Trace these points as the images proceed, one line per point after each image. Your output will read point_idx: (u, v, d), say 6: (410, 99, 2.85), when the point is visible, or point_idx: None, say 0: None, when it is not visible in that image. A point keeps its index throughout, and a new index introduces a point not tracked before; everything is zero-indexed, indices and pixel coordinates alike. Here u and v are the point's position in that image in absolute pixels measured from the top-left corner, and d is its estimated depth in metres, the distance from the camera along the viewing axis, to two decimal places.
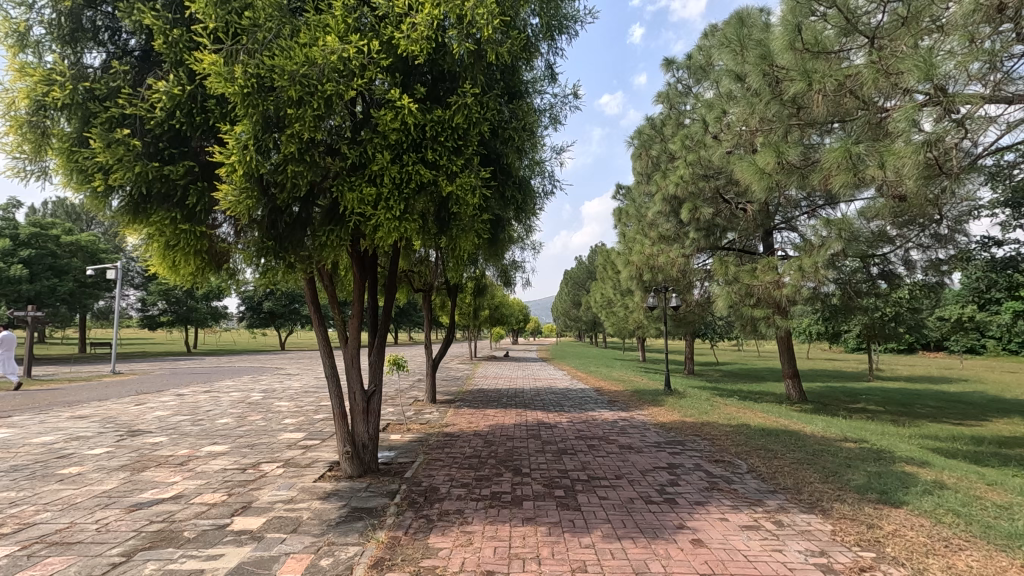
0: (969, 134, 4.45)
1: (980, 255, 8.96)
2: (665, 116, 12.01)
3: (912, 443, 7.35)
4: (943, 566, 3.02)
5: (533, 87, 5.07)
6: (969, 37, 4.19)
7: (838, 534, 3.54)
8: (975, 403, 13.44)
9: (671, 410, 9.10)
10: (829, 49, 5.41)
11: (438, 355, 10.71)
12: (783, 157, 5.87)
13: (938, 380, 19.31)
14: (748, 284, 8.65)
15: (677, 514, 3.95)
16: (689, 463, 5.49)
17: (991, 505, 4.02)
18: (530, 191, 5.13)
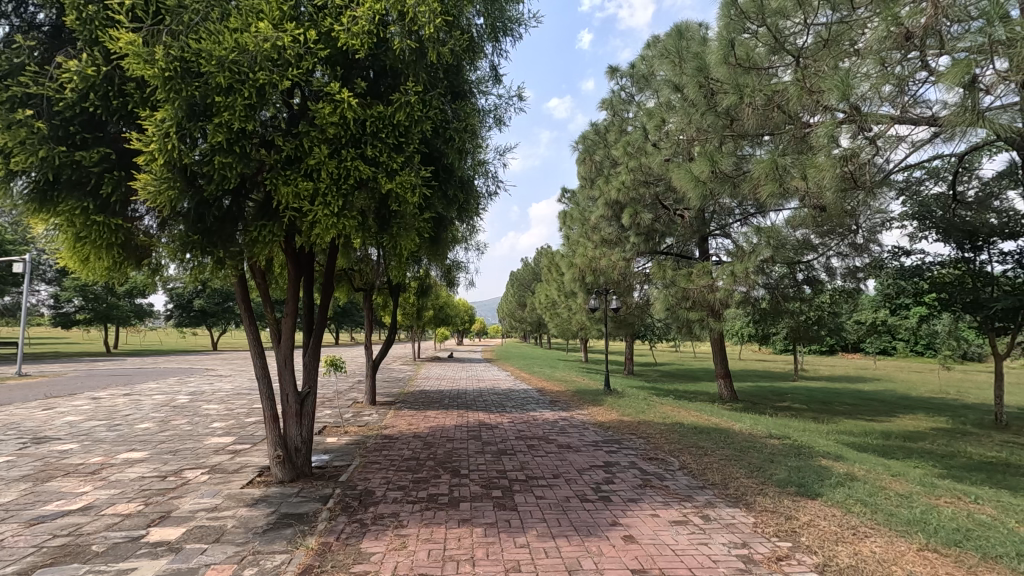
0: (881, 150, 4.80)
1: (891, 264, 9.73)
2: (609, 123, 12.32)
3: (830, 439, 7.86)
4: (850, 552, 3.24)
5: (478, 88, 5.07)
6: (881, 61, 4.53)
7: (760, 526, 3.73)
8: (885, 400, 14.56)
9: (610, 410, 9.30)
10: (760, 65, 5.71)
11: (379, 356, 10.49)
12: (716, 166, 6.15)
13: (855, 379, 20.75)
14: (684, 288, 8.98)
15: (611, 512, 4.04)
16: (624, 461, 5.64)
17: (894, 494, 4.35)
18: (473, 192, 5.12)
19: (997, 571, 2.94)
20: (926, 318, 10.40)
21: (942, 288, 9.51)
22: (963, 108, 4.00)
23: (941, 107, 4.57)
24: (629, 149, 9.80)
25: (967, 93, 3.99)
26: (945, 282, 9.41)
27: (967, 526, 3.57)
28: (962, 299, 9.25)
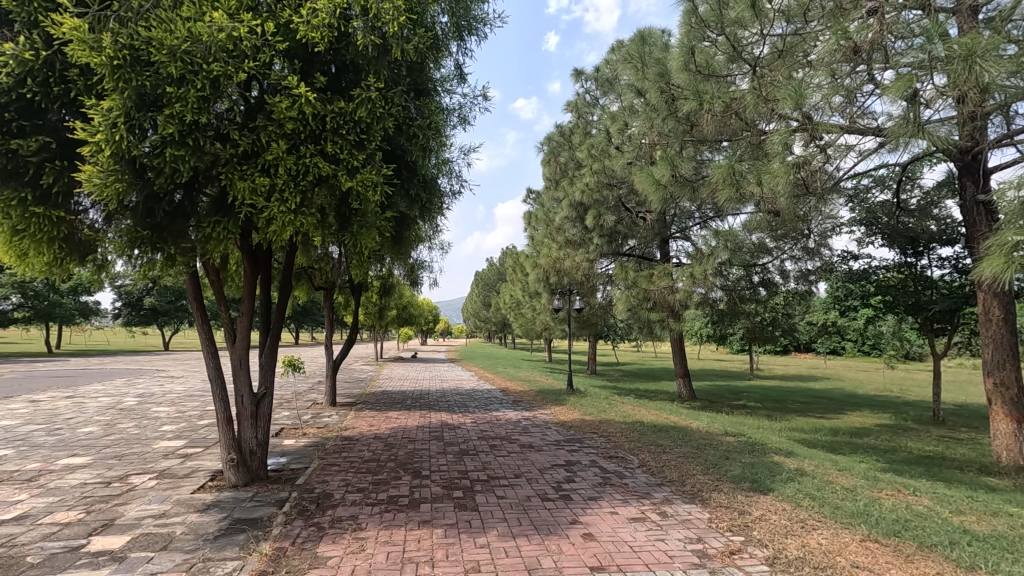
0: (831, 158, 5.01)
1: (841, 267, 10.16)
2: (574, 125, 12.45)
3: (782, 436, 8.13)
4: (798, 544, 3.36)
5: (442, 86, 5.03)
6: (831, 73, 4.73)
7: (714, 522, 3.83)
8: (834, 398, 15.18)
9: (572, 409, 9.38)
10: (719, 73, 5.86)
11: (339, 356, 10.27)
12: (676, 170, 6.26)
13: (807, 378, 21.56)
14: (646, 289, 9.15)
15: (571, 510, 4.08)
16: (585, 460, 5.71)
17: (840, 488, 4.54)
18: (436, 191, 5.08)
19: (932, 559, 3.11)
20: (872, 319, 10.89)
21: (886, 291, 9.98)
22: (905, 120, 4.22)
23: (885, 119, 4.86)
24: (593, 151, 9.92)
25: (910, 106, 4.20)
26: (890, 285, 9.88)
27: (905, 517, 3.77)
28: (904, 302, 9.74)
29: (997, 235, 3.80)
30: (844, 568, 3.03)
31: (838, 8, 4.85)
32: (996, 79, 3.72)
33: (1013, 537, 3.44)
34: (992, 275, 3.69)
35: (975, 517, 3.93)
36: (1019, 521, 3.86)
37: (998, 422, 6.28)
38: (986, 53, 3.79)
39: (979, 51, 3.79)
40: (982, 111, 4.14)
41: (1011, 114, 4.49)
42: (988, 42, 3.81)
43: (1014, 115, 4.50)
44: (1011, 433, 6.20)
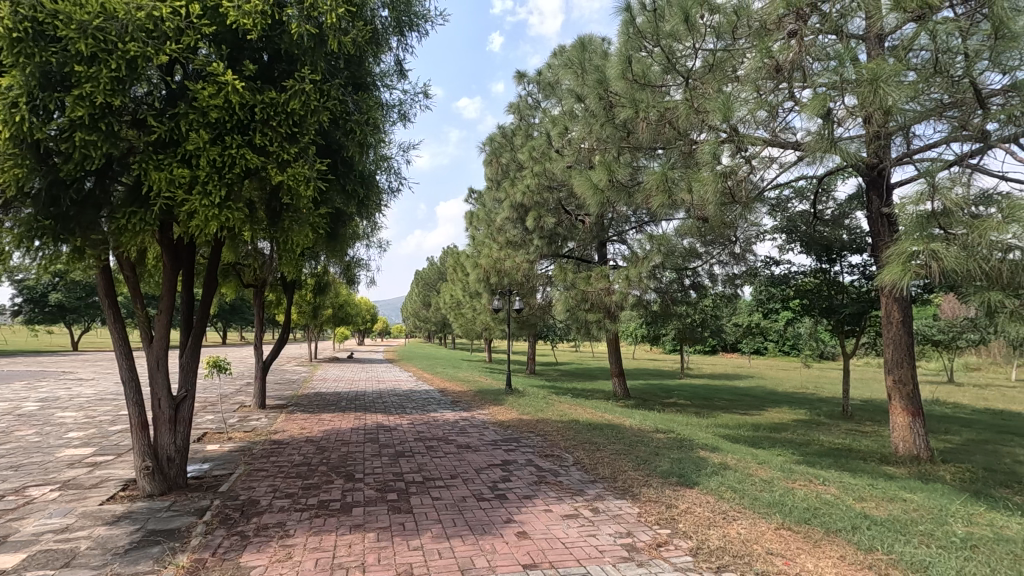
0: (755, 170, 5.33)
1: (764, 272, 10.80)
2: (516, 127, 12.53)
3: (708, 432, 8.55)
4: (719, 535, 3.55)
5: (382, 81, 4.93)
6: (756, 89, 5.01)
7: (643, 516, 3.97)
8: (757, 396, 16.09)
9: (510, 409, 9.45)
10: (654, 83, 6.06)
11: (270, 357, 9.83)
12: (613, 175, 6.42)
13: (733, 377, 22.71)
14: (584, 290, 9.37)
15: (506, 509, 4.11)
16: (521, 459, 5.76)
17: (759, 480, 4.83)
18: (374, 187, 4.98)
19: (837, 543, 3.36)
20: (791, 321, 11.65)
21: (804, 294, 10.70)
22: (821, 136, 4.54)
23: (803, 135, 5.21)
24: (534, 153, 10.02)
25: (824, 124, 4.52)
26: (807, 289, 10.61)
27: (815, 505, 4.05)
28: (819, 305, 10.52)
29: (897, 245, 4.16)
30: (760, 555, 3.22)
31: (763, 27, 5.16)
32: (898, 102, 4.07)
33: (905, 520, 3.79)
34: (891, 280, 4.05)
35: (874, 503, 4.29)
36: (911, 505, 4.25)
37: (896, 415, 6.88)
38: (889, 78, 4.14)
39: (883, 76, 4.14)
40: (886, 131, 4.52)
41: (910, 136, 4.93)
42: (891, 69, 4.17)
43: (913, 136, 4.95)
44: (907, 425, 6.81)
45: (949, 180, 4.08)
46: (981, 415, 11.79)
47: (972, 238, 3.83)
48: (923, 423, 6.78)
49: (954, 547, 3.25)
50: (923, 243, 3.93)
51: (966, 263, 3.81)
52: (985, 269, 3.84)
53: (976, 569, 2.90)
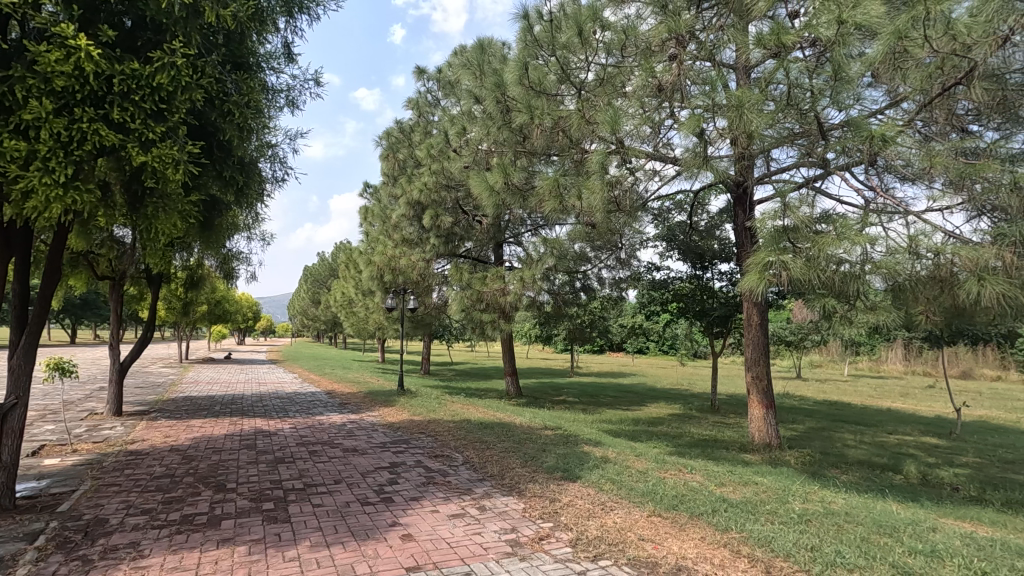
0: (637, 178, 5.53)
1: (647, 276, 11.57)
2: (414, 123, 12.34)
3: (593, 427, 8.98)
4: (597, 525, 3.74)
5: (266, 63, 4.61)
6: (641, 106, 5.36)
7: (527, 511, 4.08)
8: (639, 392, 17.20)
9: (401, 410, 9.28)
10: (549, 91, 6.26)
11: (128, 358, 8.78)
12: (508, 178, 6.52)
13: (618, 375, 24.05)
14: (479, 290, 9.38)
15: (391, 513, 4.02)
16: (410, 461, 5.67)
17: (635, 471, 5.17)
18: (256, 175, 4.64)
19: (699, 526, 3.69)
20: (669, 322, 12.62)
21: (681, 298, 11.61)
22: (695, 153, 4.94)
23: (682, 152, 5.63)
24: (432, 151, 9.92)
25: (698, 142, 4.94)
26: (683, 293, 11.54)
27: (682, 492, 4.41)
28: (693, 308, 11.51)
29: (756, 255, 4.65)
30: (632, 542, 3.44)
31: (648, 48, 5.55)
32: (760, 128, 4.56)
33: (756, 501, 4.25)
34: (749, 286, 4.53)
35: (732, 487, 4.77)
36: (761, 488, 4.78)
37: (753, 408, 7.69)
38: (751, 106, 4.62)
39: (746, 104, 4.62)
40: (749, 154, 5.03)
41: (769, 159, 5.53)
42: (753, 97, 4.66)
43: (770, 160, 5.57)
44: (761, 416, 7.64)
45: (798, 200, 4.65)
46: (821, 406, 13.54)
47: (815, 252, 4.39)
48: (774, 414, 7.64)
49: (792, 522, 3.70)
50: (777, 255, 4.44)
51: (809, 273, 4.36)
52: (822, 279, 4.42)
53: (809, 541, 3.33)
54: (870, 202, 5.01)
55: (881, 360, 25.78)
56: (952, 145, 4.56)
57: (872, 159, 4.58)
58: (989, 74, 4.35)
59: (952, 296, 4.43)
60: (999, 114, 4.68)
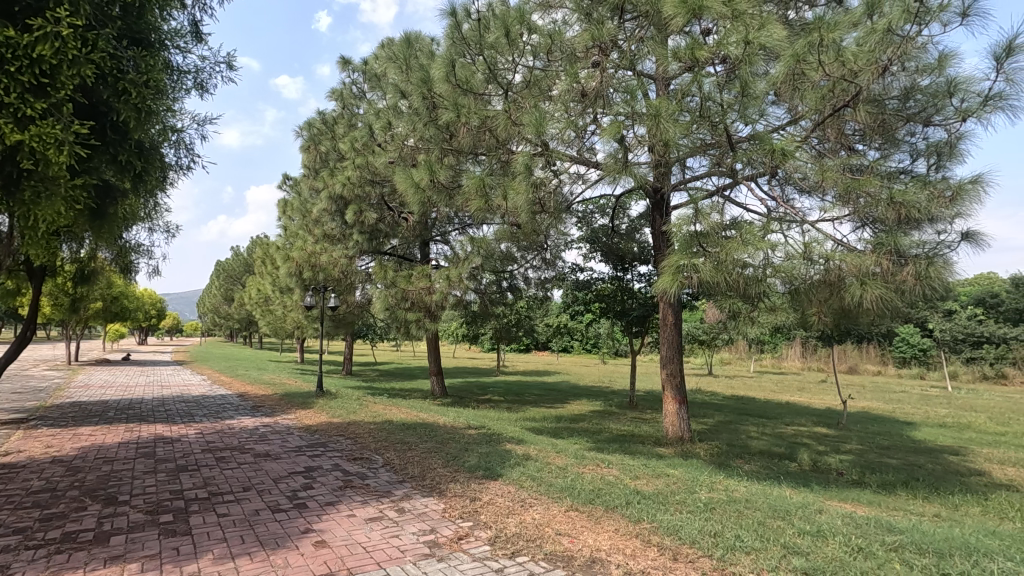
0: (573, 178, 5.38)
1: (572, 277, 11.86)
2: (338, 115, 11.91)
3: (516, 425, 9.08)
4: (515, 522, 3.78)
5: (172, 41, 4.28)
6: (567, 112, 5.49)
7: (447, 511, 4.06)
8: (562, 390, 17.60)
9: (319, 412, 8.92)
10: (476, 90, 6.25)
11: (3, 361, 7.83)
12: (434, 176, 6.43)
13: (543, 374, 24.46)
14: (404, 289, 9.10)
15: (304, 519, 3.86)
16: (327, 464, 5.47)
17: (554, 468, 5.28)
18: (157, 161, 4.30)
19: (614, 518, 3.82)
20: (591, 321, 13.00)
21: (603, 298, 12.00)
22: (615, 159, 5.12)
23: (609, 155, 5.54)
24: (356, 144, 9.61)
25: (618, 147, 5.13)
26: (606, 294, 11.93)
27: (598, 486, 4.56)
28: (614, 308, 11.93)
29: (671, 258, 4.88)
30: (549, 537, 3.51)
31: (573, 53, 5.69)
32: (675, 137, 4.78)
33: (666, 492, 4.47)
34: (663, 287, 4.76)
35: (645, 479, 4.99)
36: (671, 479, 5.03)
37: (667, 403, 8.08)
38: (668, 115, 4.85)
39: (663, 113, 4.84)
40: (666, 161, 5.28)
41: (683, 168, 5.84)
42: (670, 107, 4.89)
43: (684, 169, 5.89)
44: (674, 411, 8.04)
45: (708, 207, 4.94)
46: (729, 401, 14.47)
47: (722, 256, 4.68)
48: (686, 409, 8.06)
49: (699, 510, 3.93)
50: (688, 259, 4.71)
51: (717, 276, 4.65)
52: (730, 282, 4.71)
53: (712, 527, 3.54)
54: (773, 210, 5.44)
55: (782, 357, 27.98)
56: (841, 161, 5.02)
57: (773, 170, 4.95)
58: (872, 99, 4.84)
59: (840, 298, 4.86)
60: (880, 135, 5.25)
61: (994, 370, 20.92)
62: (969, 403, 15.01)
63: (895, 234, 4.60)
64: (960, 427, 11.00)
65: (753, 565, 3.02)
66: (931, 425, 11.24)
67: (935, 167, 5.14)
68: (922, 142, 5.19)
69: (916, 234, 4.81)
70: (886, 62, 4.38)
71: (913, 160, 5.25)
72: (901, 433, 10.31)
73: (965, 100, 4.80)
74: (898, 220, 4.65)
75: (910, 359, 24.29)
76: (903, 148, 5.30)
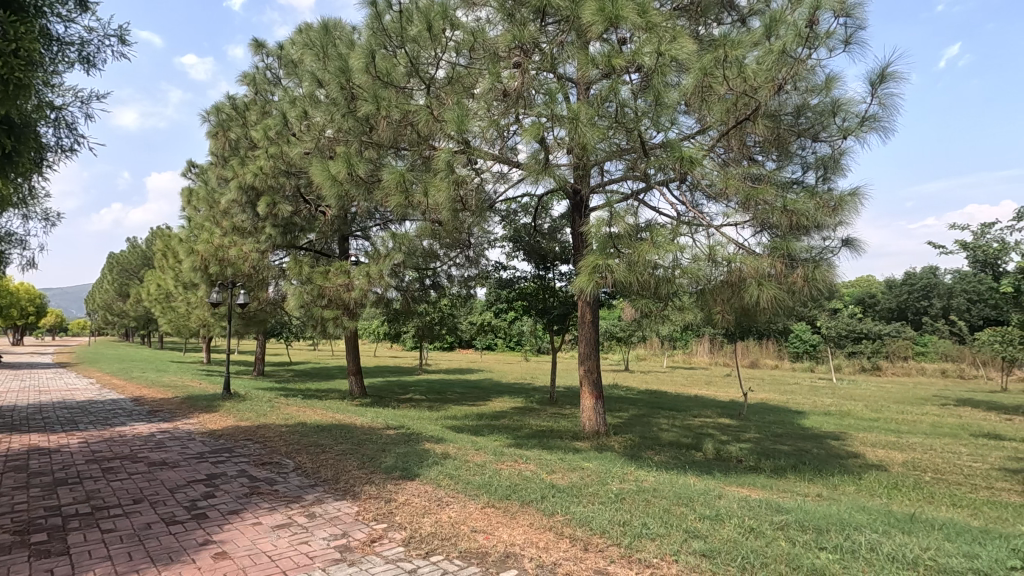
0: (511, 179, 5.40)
1: (495, 275, 11.94)
2: (250, 100, 11.24)
3: (437, 424, 9.02)
4: (432, 521, 3.75)
5: (51, 8, 3.86)
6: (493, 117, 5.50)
7: (361, 514, 3.96)
8: (485, 388, 17.69)
9: (226, 416, 8.38)
10: (396, 83, 6.11)
11: None
12: (352, 169, 6.21)
13: (466, 371, 24.47)
14: (320, 285, 8.71)
15: (203, 530, 3.61)
16: (232, 471, 5.15)
17: (473, 465, 5.28)
18: (31, 138, 3.84)
19: (529, 512, 3.89)
20: (514, 319, 13.17)
21: (525, 297, 12.18)
22: (536, 159, 5.20)
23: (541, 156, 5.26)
24: (269, 133, 9.12)
25: (539, 148, 5.20)
26: (528, 292, 12.10)
27: (515, 482, 4.62)
28: (536, 306, 12.13)
29: (589, 258, 5.03)
30: (465, 535, 3.51)
31: (496, 53, 5.73)
32: (592, 141, 4.93)
33: (580, 485, 4.61)
34: (580, 286, 4.92)
35: (561, 473, 5.13)
36: (585, 472, 5.21)
37: (584, 399, 8.33)
38: (586, 120, 5.00)
39: (581, 117, 4.98)
40: (585, 164, 5.43)
41: (601, 171, 6.03)
42: (588, 112, 5.04)
43: (602, 172, 6.09)
44: (591, 406, 8.29)
45: (623, 210, 5.15)
46: (643, 395, 15.17)
47: (635, 257, 4.88)
48: (602, 403, 8.34)
49: (610, 501, 4.08)
50: (604, 259, 4.89)
51: (629, 276, 4.86)
52: (642, 281, 4.93)
53: (622, 517, 3.70)
54: (682, 214, 5.76)
55: (692, 352, 29.72)
56: (743, 170, 5.39)
57: (682, 176, 5.23)
58: (771, 113, 5.21)
59: (739, 298, 5.18)
60: (776, 148, 5.71)
61: (871, 362, 23.35)
62: (849, 393, 16.69)
63: (788, 240, 4.98)
64: (841, 415, 12.20)
65: (658, 551, 3.18)
66: (818, 413, 12.38)
67: (822, 178, 5.69)
68: (811, 155, 5.71)
69: (805, 239, 5.26)
70: (781, 80, 4.77)
71: (804, 171, 5.77)
72: (792, 421, 11.25)
73: (846, 119, 5.31)
74: (790, 227, 5.05)
75: (802, 353, 26.57)
76: (795, 160, 5.80)
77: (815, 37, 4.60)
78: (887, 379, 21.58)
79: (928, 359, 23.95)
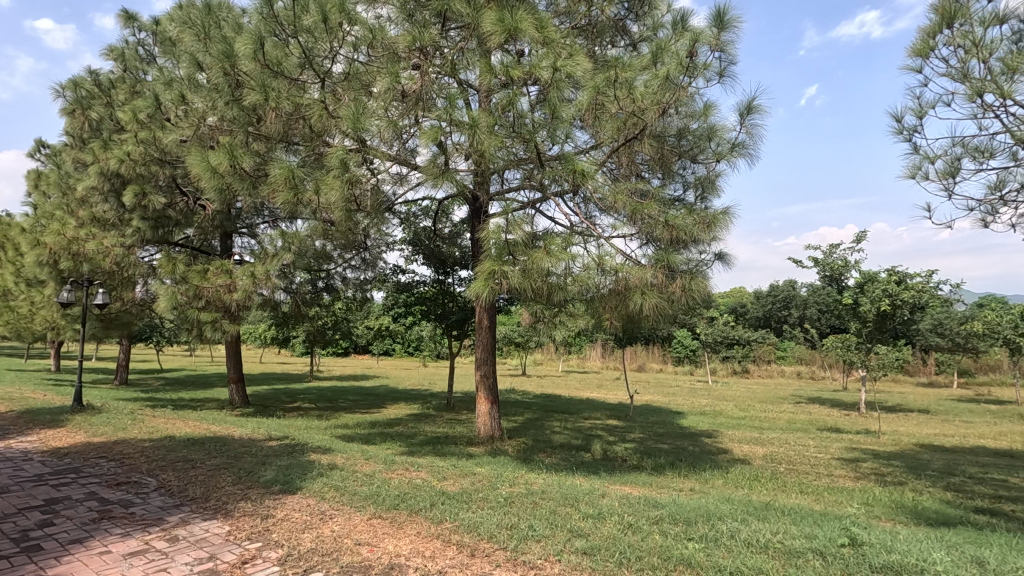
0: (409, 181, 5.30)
1: (392, 278, 11.67)
2: (118, 77, 10.09)
3: (325, 433, 8.59)
4: (313, 536, 3.56)
5: None
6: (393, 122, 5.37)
7: (232, 534, 3.65)
8: (380, 394, 17.19)
9: (75, 431, 7.38)
10: (288, 74, 5.78)
11: None
12: (235, 161, 5.78)
13: (360, 377, 23.61)
14: (197, 286, 7.92)
15: (36, 565, 3.14)
16: (79, 494, 4.54)
17: (361, 475, 5.09)
18: None
19: (417, 521, 3.81)
20: (412, 324, 12.90)
21: (423, 301, 11.98)
22: (433, 164, 5.14)
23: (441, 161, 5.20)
24: (139, 116, 8.24)
25: (438, 152, 5.16)
26: (426, 297, 11.92)
27: (404, 492, 4.50)
28: (435, 311, 11.98)
29: (486, 263, 5.06)
30: (347, 548, 3.37)
31: (395, 53, 5.62)
32: (491, 149, 4.99)
33: (471, 490, 4.60)
34: (476, 292, 4.96)
35: (452, 480, 5.09)
36: (476, 477, 5.21)
37: (480, 404, 8.34)
38: (485, 127, 5.04)
39: (481, 124, 5.01)
40: (484, 171, 5.47)
41: (499, 179, 6.11)
42: (487, 120, 5.09)
43: (501, 181, 6.16)
44: (487, 411, 8.34)
45: (520, 218, 5.23)
46: (538, 399, 15.54)
47: (530, 265, 5.00)
48: (497, 409, 8.42)
49: (499, 506, 4.12)
50: (499, 266, 4.95)
51: (524, 283, 4.95)
52: (535, 287, 5.05)
53: (509, 520, 3.75)
54: (576, 225, 5.99)
55: (586, 357, 30.99)
56: (631, 186, 5.71)
57: (576, 187, 5.43)
58: (656, 134, 5.60)
59: (626, 306, 5.46)
60: (661, 167, 6.13)
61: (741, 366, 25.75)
62: (721, 394, 18.27)
63: (669, 252, 5.35)
64: (714, 414, 13.34)
65: (543, 552, 3.26)
66: (696, 413, 13.44)
67: (700, 197, 6.22)
68: (691, 175, 6.22)
69: (685, 253, 5.66)
70: (665, 104, 5.12)
71: (685, 190, 6.27)
72: (672, 421, 12.09)
73: (719, 144, 5.91)
74: (671, 240, 5.41)
75: (683, 357, 28.68)
76: (677, 179, 6.27)
77: (694, 67, 5.01)
78: (754, 380, 23.95)
79: (786, 363, 26.96)
